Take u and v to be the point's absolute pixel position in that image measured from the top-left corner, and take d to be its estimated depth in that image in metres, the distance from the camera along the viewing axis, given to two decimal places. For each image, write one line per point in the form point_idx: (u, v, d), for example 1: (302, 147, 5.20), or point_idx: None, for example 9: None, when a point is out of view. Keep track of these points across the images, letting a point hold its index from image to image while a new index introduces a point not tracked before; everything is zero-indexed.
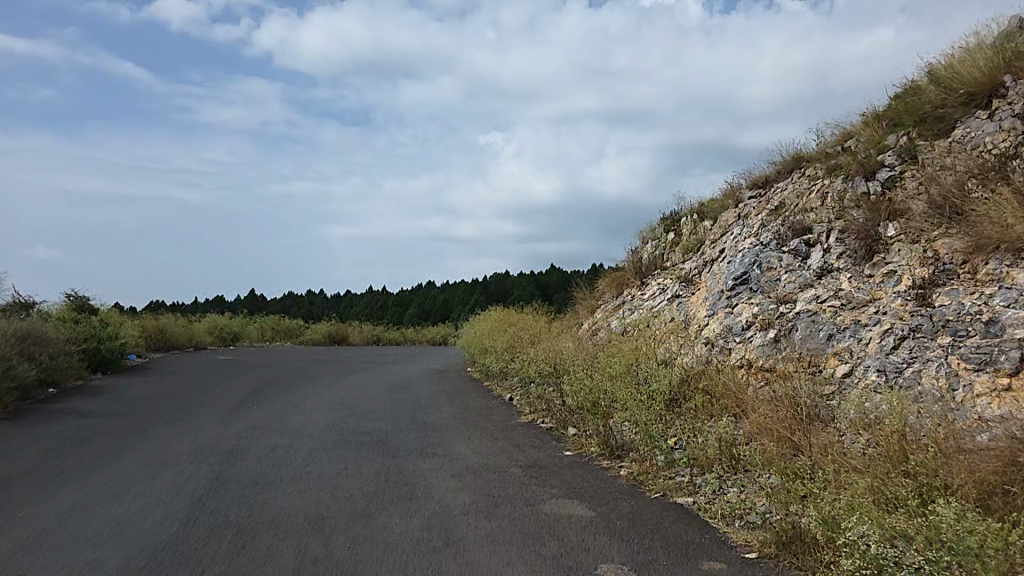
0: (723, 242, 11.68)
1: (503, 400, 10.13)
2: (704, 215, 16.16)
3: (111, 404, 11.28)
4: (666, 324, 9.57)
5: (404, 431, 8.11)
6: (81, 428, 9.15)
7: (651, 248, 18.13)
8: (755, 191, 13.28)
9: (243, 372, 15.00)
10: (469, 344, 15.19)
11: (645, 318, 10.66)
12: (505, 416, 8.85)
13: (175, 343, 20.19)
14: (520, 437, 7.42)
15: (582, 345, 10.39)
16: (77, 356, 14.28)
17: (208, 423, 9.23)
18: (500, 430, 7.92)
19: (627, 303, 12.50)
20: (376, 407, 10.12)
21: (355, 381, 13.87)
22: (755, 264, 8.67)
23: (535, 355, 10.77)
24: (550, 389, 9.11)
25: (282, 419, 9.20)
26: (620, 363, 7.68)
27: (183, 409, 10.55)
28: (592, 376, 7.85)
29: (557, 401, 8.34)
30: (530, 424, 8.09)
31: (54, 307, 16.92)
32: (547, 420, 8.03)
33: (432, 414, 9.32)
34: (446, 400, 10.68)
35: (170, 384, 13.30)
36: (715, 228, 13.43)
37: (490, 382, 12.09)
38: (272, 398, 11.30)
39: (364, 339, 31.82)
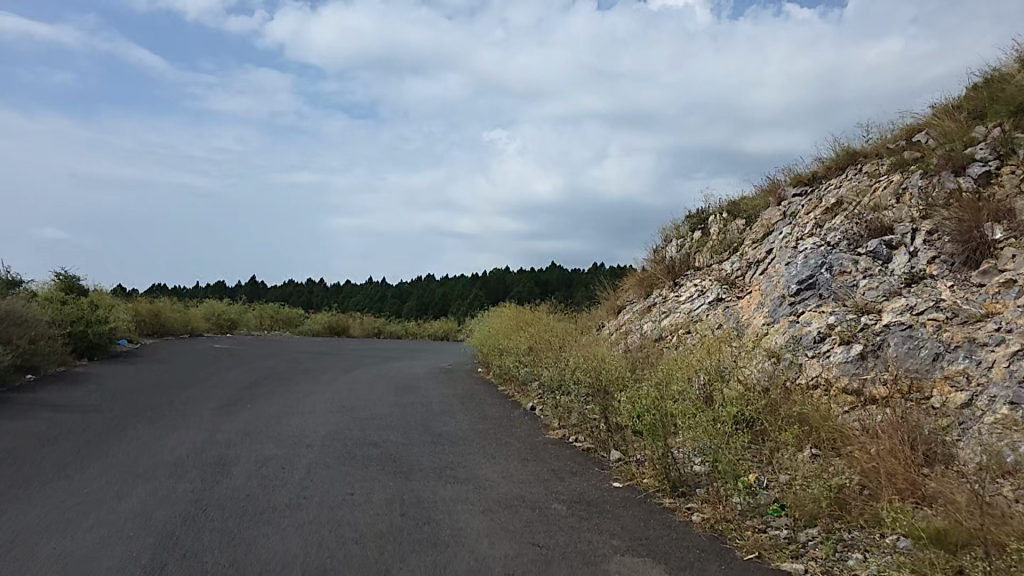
0: (768, 243, 10.67)
1: (527, 411, 9.15)
2: (737, 215, 15.15)
3: (91, 395, 10.19)
4: (712, 332, 8.55)
5: (418, 445, 7.06)
6: (56, 425, 8.15)
7: (676, 249, 17.12)
8: (799, 189, 12.27)
9: (240, 364, 13.98)
10: (482, 343, 14.17)
11: (684, 325, 9.66)
12: (534, 432, 7.85)
13: (171, 329, 19.16)
14: (554, 459, 6.36)
15: (616, 351, 9.39)
16: (61, 339, 13.17)
17: (197, 424, 8.20)
18: (529, 448, 6.91)
19: (659, 305, 11.49)
20: (383, 412, 9.07)
21: (359, 379, 12.86)
22: (823, 267, 7.67)
23: (563, 360, 9.77)
24: (581, 401, 8.09)
25: (278, 423, 8.13)
26: (671, 379, 6.65)
27: (167, 405, 9.48)
28: (637, 391, 6.79)
29: (594, 418, 7.34)
30: (564, 443, 7.08)
31: (41, 286, 15.75)
32: (583, 439, 7.05)
33: (447, 424, 8.28)
34: (460, 406, 9.67)
35: (162, 374, 12.25)
36: (754, 227, 12.39)
37: (508, 388, 11.09)
38: (268, 395, 10.27)
39: (366, 331, 30.87)
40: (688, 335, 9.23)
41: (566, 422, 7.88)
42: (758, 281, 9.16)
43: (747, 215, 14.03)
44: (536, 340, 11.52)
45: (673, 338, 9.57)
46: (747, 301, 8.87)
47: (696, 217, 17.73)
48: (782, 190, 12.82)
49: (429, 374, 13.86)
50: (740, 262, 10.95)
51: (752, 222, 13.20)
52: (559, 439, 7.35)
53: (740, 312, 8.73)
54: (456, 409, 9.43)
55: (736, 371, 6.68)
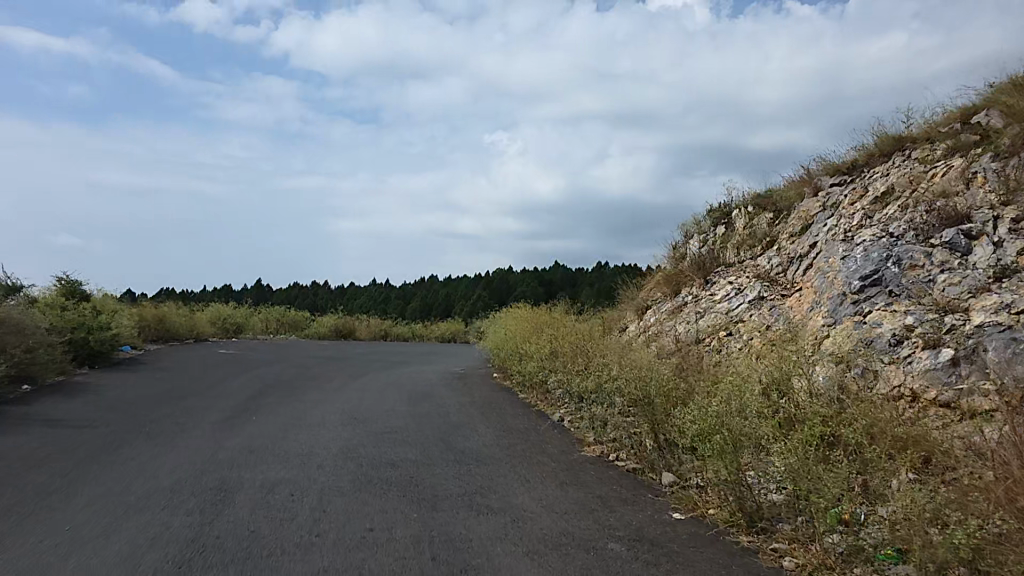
0: (812, 237, 10.05)
1: (558, 424, 8.45)
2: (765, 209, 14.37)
3: (88, 407, 8.73)
4: (758, 337, 7.92)
5: (440, 465, 6.32)
6: (48, 432, 7.33)
7: (698, 245, 16.35)
8: (837, 179, 11.52)
9: (246, 371, 13.16)
10: (498, 345, 13.48)
11: (723, 325, 8.97)
12: (570, 449, 7.15)
13: (175, 334, 18.35)
14: (600, 484, 5.64)
15: (651, 354, 8.67)
16: (60, 348, 11.36)
17: (197, 436, 7.43)
18: (572, 468, 6.23)
19: (691, 305, 10.82)
20: (398, 424, 8.34)
21: (370, 385, 12.15)
22: (889, 260, 7.11)
23: (595, 365, 9.09)
24: (619, 412, 7.37)
25: (284, 438, 7.39)
26: (729, 389, 5.98)
27: (166, 417, 8.44)
28: (690, 407, 6.13)
29: (638, 433, 6.72)
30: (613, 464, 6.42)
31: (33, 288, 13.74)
32: (628, 460, 6.43)
33: (468, 439, 7.56)
34: (485, 416, 8.99)
35: (163, 381, 11.39)
36: (790, 221, 11.69)
37: (531, 395, 10.41)
38: (274, 406, 9.52)
39: (372, 333, 30.13)
40: (731, 336, 8.54)
41: (607, 437, 7.22)
42: (808, 277, 8.48)
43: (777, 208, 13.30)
44: (561, 341, 10.83)
45: (712, 339, 8.88)
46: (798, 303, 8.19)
47: (719, 213, 16.97)
48: (818, 181, 12.08)
49: (443, 380, 13.12)
50: (781, 259, 10.37)
51: (786, 214, 12.47)
52: (599, 458, 6.66)
53: (791, 311, 8.07)
54: (484, 420, 8.76)
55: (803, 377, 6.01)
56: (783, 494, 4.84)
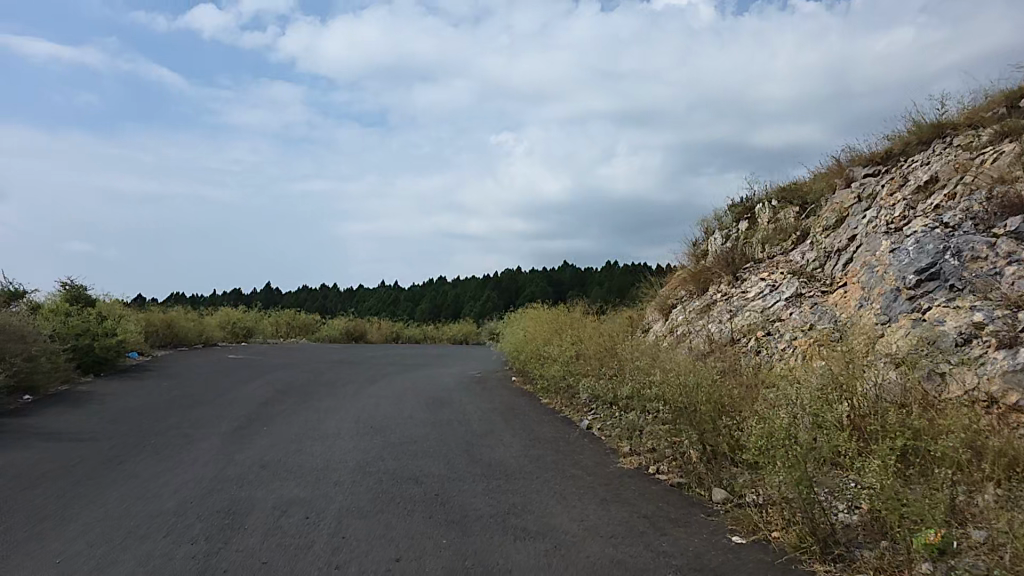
0: (850, 230, 9.55)
1: (589, 433, 7.95)
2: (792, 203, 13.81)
3: (92, 418, 8.33)
4: (800, 339, 7.50)
5: (468, 482, 5.86)
6: (46, 446, 6.87)
7: (721, 241, 15.81)
8: (871, 168, 10.98)
9: (256, 376, 12.70)
10: (517, 346, 13.00)
11: (761, 324, 8.48)
12: (606, 460, 6.65)
13: (184, 339, 17.95)
14: (646, 504, 5.16)
15: (685, 356, 8.19)
16: (64, 355, 10.96)
17: (204, 449, 6.97)
18: (613, 483, 5.76)
19: (723, 303, 10.68)
20: (418, 434, 7.89)
21: (385, 390, 11.69)
22: (946, 252, 6.61)
23: (625, 369, 8.62)
24: (654, 421, 6.87)
25: (296, 451, 6.91)
26: (786, 401, 5.53)
27: (173, 428, 8.00)
28: (743, 421, 5.67)
29: (681, 444, 6.27)
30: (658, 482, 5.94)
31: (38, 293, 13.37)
32: (670, 472, 6.00)
33: (493, 451, 7.10)
34: (509, 425, 8.53)
35: (170, 388, 10.92)
36: (822, 214, 11.16)
37: (557, 399, 9.94)
38: (286, 414, 9.06)
39: (384, 336, 29.70)
40: (771, 337, 8.05)
41: (645, 447, 6.75)
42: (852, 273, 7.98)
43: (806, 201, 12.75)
44: (585, 343, 10.34)
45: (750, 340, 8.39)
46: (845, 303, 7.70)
47: (741, 208, 16.41)
48: (850, 171, 11.52)
49: (460, 383, 12.64)
50: (815, 251, 10.02)
51: (816, 207, 11.92)
52: (637, 470, 6.16)
53: (837, 309, 7.58)
54: (509, 428, 8.30)
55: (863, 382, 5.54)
56: (858, 515, 4.41)
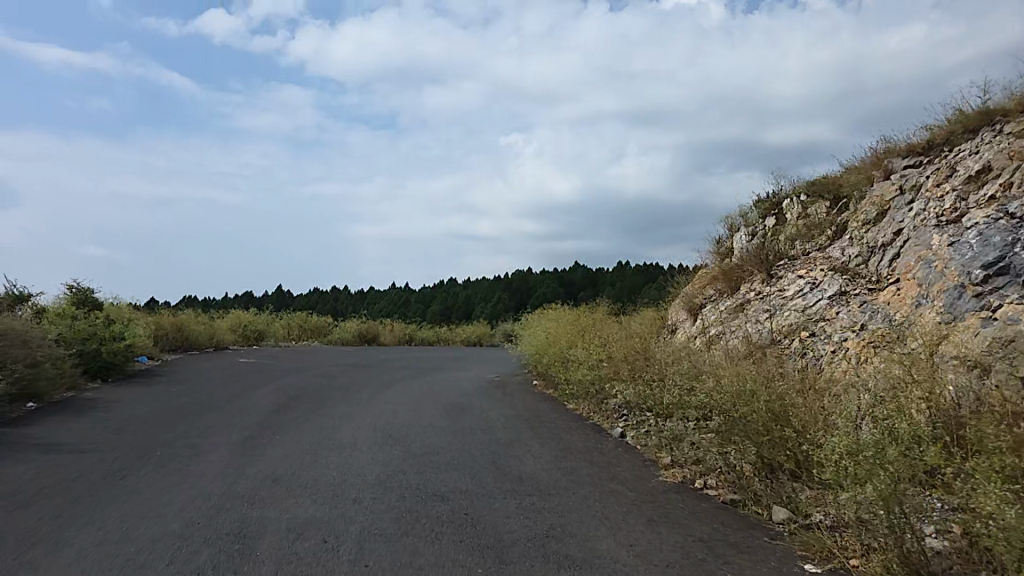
0: (898, 225, 9.08)
1: (624, 444, 7.49)
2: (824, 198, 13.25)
3: (96, 428, 7.88)
4: (856, 338, 7.55)
5: (499, 500, 5.38)
6: (45, 458, 6.43)
7: (747, 239, 15.56)
8: (911, 159, 10.42)
9: (269, 382, 12.28)
10: (537, 347, 12.61)
11: (802, 326, 8.75)
12: (645, 476, 6.19)
13: (195, 343, 17.55)
14: (701, 530, 4.68)
15: (725, 360, 7.71)
16: (69, 361, 10.53)
17: (212, 460, 6.52)
18: (660, 509, 5.29)
19: (756, 300, 10.58)
20: (440, 444, 7.43)
21: (403, 395, 11.26)
22: (1014, 244, 6.06)
23: (665, 377, 8.21)
24: (705, 436, 6.47)
25: (311, 464, 6.45)
26: (861, 418, 5.08)
27: (181, 438, 7.54)
28: (811, 440, 5.33)
29: (739, 461, 5.90)
30: (706, 506, 5.47)
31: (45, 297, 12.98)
32: (728, 490, 5.70)
33: (523, 463, 6.63)
34: (536, 433, 8.07)
35: (180, 394, 10.50)
36: (861, 209, 10.68)
37: (584, 404, 9.55)
38: (300, 422, 8.60)
39: (397, 338, 29.27)
40: (832, 351, 7.71)
41: (696, 463, 6.32)
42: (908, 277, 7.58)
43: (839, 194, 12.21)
44: (613, 343, 9.91)
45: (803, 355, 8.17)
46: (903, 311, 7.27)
47: (768, 205, 15.88)
48: (888, 163, 10.93)
49: (480, 388, 12.19)
50: (857, 247, 9.85)
51: (852, 202, 11.41)
52: (682, 501, 5.63)
53: (894, 312, 7.12)
54: (536, 438, 7.83)
55: (940, 378, 4.98)
56: (950, 541, 3.88)
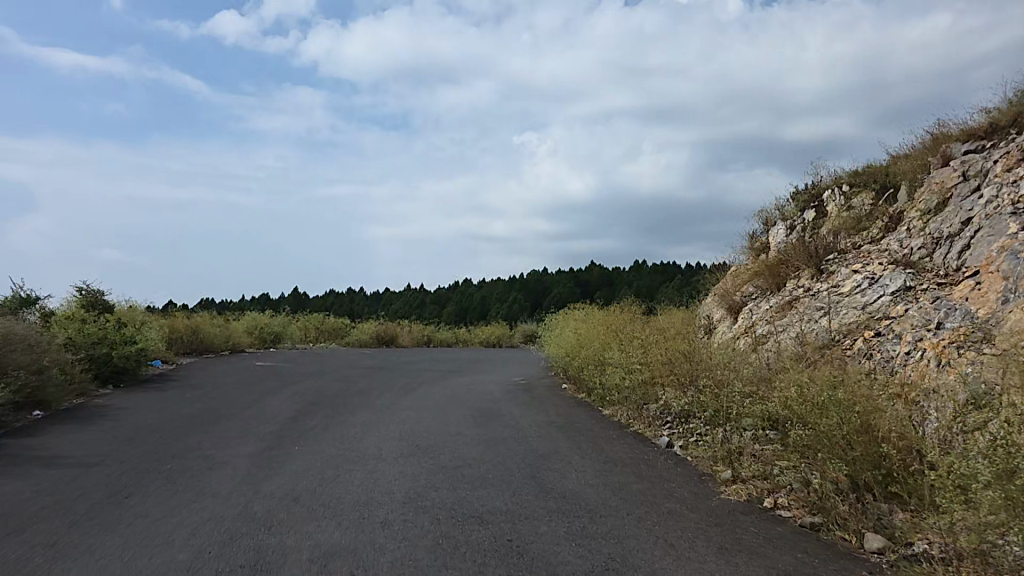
0: (966, 216, 8.60)
1: (673, 457, 6.94)
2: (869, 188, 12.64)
3: (105, 437, 7.40)
4: (933, 338, 7.20)
5: (542, 523, 4.80)
6: (46, 473, 5.91)
7: (786, 234, 14.97)
8: (973, 144, 9.87)
9: (286, 386, 11.78)
10: (566, 347, 12.04)
11: (865, 323, 8.42)
12: (703, 497, 5.63)
13: (211, 346, 17.14)
14: (786, 565, 4.18)
15: (795, 367, 7.30)
16: (80, 365, 10.08)
17: (226, 475, 5.98)
18: (729, 537, 4.74)
19: (805, 299, 10.03)
20: (472, 455, 6.86)
21: (426, 400, 10.74)
22: None
23: (718, 384, 7.64)
24: (779, 445, 6.10)
25: (333, 479, 5.89)
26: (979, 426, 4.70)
27: (195, 449, 7.04)
28: (924, 464, 5.01)
29: (815, 474, 5.44)
30: (780, 531, 4.94)
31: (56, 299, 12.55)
32: (808, 511, 5.26)
33: (563, 478, 6.06)
34: (573, 442, 7.52)
35: (194, 400, 10.01)
36: (920, 200, 9.97)
37: (622, 408, 9.01)
38: (322, 431, 8.11)
39: (417, 339, 28.84)
40: (909, 353, 7.35)
41: (768, 482, 5.84)
42: (996, 277, 7.17)
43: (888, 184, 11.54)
44: (655, 346, 9.35)
45: (870, 359, 7.85)
46: (995, 316, 6.82)
47: (807, 197, 15.23)
48: (947, 148, 10.28)
49: (507, 391, 11.64)
50: (916, 238, 9.28)
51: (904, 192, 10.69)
52: (753, 520, 5.16)
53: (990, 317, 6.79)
54: (575, 448, 7.27)
55: None
56: None
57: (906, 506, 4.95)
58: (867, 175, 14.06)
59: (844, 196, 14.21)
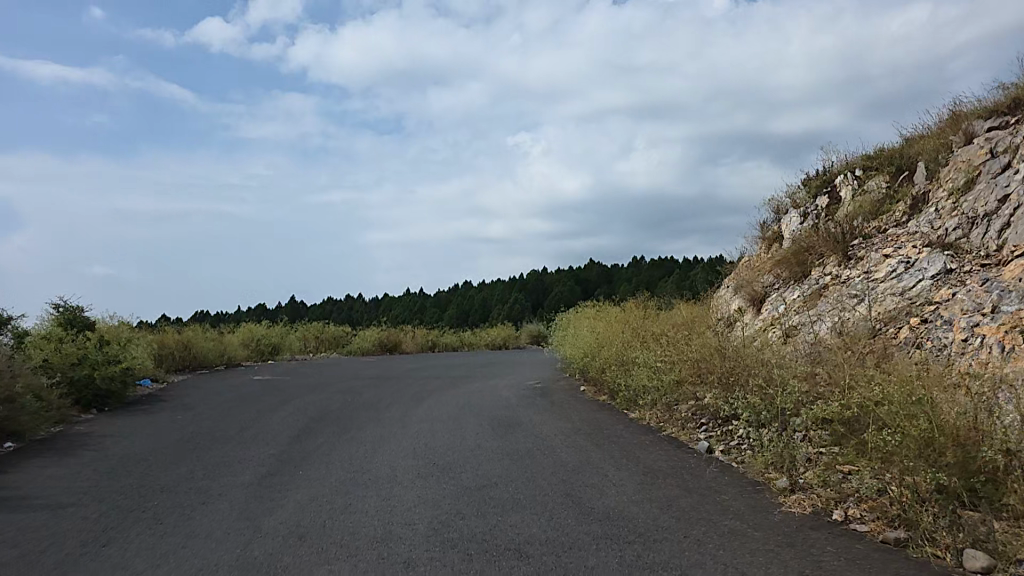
0: (1004, 192, 7.99)
1: (714, 462, 6.16)
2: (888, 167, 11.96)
3: (83, 472, 6.72)
4: (992, 324, 6.43)
5: (591, 556, 4.13)
6: (12, 519, 5.24)
7: (799, 221, 14.29)
8: (998, 122, 9.36)
9: (285, 402, 11.08)
10: (583, 349, 11.37)
11: (908, 310, 7.47)
12: (763, 510, 4.86)
13: (205, 362, 16.47)
14: None
15: (844, 363, 6.62)
16: (58, 391, 9.43)
17: (220, 512, 5.32)
18: (808, 561, 4.00)
19: (835, 284, 9.31)
20: (497, 473, 6.22)
21: (438, 410, 10.07)
22: None
23: (760, 385, 6.91)
24: (839, 450, 5.34)
25: (343, 510, 5.23)
26: None
27: (184, 480, 6.36)
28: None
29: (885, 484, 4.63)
30: (863, 549, 4.15)
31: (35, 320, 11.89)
32: (886, 529, 4.38)
33: (601, 495, 5.39)
34: (605, 452, 6.81)
35: (184, 423, 9.33)
36: (948, 180, 9.32)
37: (651, 412, 8.33)
38: (325, 451, 7.43)
39: (420, 346, 28.11)
40: (967, 342, 6.51)
41: (833, 489, 4.96)
42: None
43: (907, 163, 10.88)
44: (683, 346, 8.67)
45: (919, 348, 6.92)
46: None
47: (819, 182, 14.44)
48: (969, 125, 9.79)
49: (522, 396, 10.92)
50: (949, 217, 8.67)
51: (927, 170, 10.06)
52: (830, 536, 4.41)
53: None
54: (607, 458, 6.55)
55: None
56: None
57: (1005, 515, 4.13)
58: (881, 157, 13.29)
59: (858, 180, 13.42)
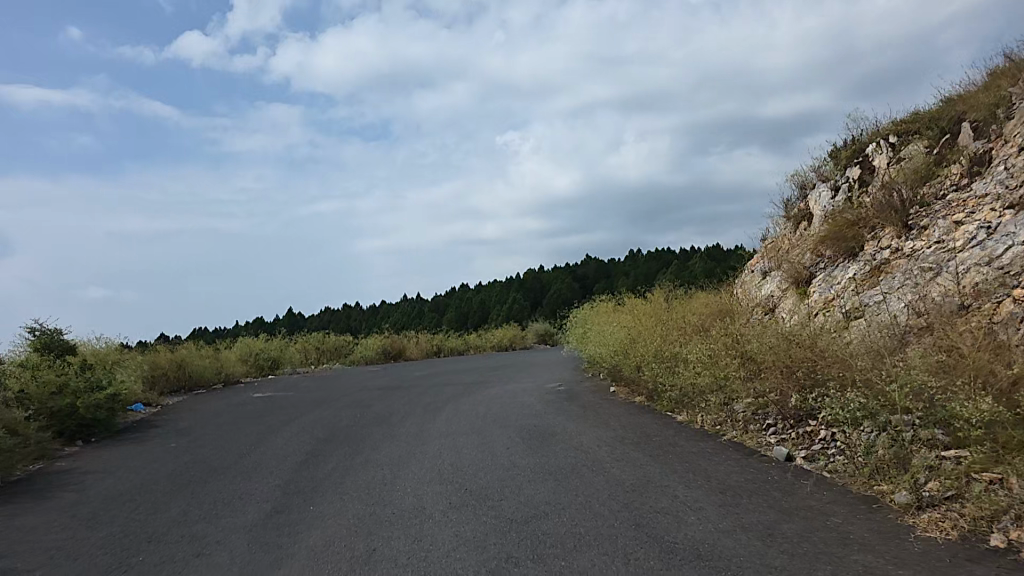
0: None
1: (803, 473, 5.19)
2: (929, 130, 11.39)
3: (55, 520, 5.69)
4: None
5: None
6: None
7: (829, 195, 13.80)
8: None
9: (289, 421, 10.07)
10: (611, 344, 10.39)
11: (1005, 282, 6.37)
12: (894, 536, 3.86)
13: (201, 381, 15.46)
14: None
15: (945, 346, 5.55)
16: (35, 424, 8.41)
17: (216, 568, 4.30)
18: None
19: (898, 258, 8.35)
20: (544, 499, 5.21)
21: (457, 422, 9.06)
22: None
23: (844, 381, 5.90)
24: (973, 456, 4.25)
25: (366, 560, 4.23)
26: None
27: (172, 525, 5.33)
28: None
29: None
30: None
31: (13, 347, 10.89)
32: None
33: (680, 524, 4.37)
34: (666, 466, 5.79)
35: (178, 451, 8.32)
36: (1015, 133, 8.22)
37: (704, 415, 7.32)
38: (337, 480, 6.41)
39: (425, 351, 27.11)
40: None
41: (982, 504, 3.85)
42: None
43: (955, 121, 9.83)
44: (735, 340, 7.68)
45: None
46: None
47: (848, 153, 13.82)
48: None
49: (547, 401, 9.93)
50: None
51: (981, 125, 9.13)
52: (999, 568, 3.36)
53: None
54: (671, 474, 5.54)
55: None
56: None
57: None
58: (915, 122, 12.69)
59: (892, 147, 12.77)
